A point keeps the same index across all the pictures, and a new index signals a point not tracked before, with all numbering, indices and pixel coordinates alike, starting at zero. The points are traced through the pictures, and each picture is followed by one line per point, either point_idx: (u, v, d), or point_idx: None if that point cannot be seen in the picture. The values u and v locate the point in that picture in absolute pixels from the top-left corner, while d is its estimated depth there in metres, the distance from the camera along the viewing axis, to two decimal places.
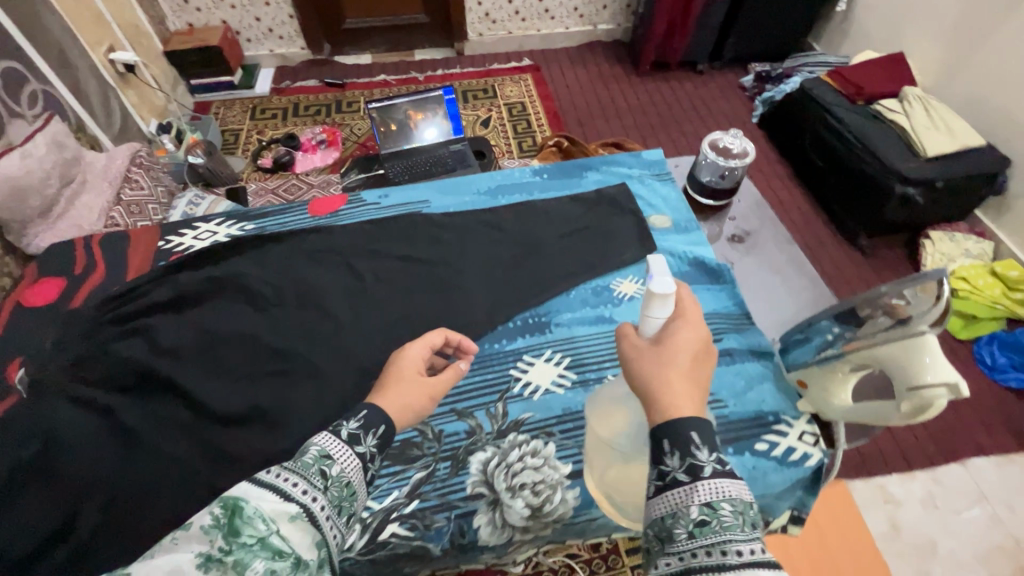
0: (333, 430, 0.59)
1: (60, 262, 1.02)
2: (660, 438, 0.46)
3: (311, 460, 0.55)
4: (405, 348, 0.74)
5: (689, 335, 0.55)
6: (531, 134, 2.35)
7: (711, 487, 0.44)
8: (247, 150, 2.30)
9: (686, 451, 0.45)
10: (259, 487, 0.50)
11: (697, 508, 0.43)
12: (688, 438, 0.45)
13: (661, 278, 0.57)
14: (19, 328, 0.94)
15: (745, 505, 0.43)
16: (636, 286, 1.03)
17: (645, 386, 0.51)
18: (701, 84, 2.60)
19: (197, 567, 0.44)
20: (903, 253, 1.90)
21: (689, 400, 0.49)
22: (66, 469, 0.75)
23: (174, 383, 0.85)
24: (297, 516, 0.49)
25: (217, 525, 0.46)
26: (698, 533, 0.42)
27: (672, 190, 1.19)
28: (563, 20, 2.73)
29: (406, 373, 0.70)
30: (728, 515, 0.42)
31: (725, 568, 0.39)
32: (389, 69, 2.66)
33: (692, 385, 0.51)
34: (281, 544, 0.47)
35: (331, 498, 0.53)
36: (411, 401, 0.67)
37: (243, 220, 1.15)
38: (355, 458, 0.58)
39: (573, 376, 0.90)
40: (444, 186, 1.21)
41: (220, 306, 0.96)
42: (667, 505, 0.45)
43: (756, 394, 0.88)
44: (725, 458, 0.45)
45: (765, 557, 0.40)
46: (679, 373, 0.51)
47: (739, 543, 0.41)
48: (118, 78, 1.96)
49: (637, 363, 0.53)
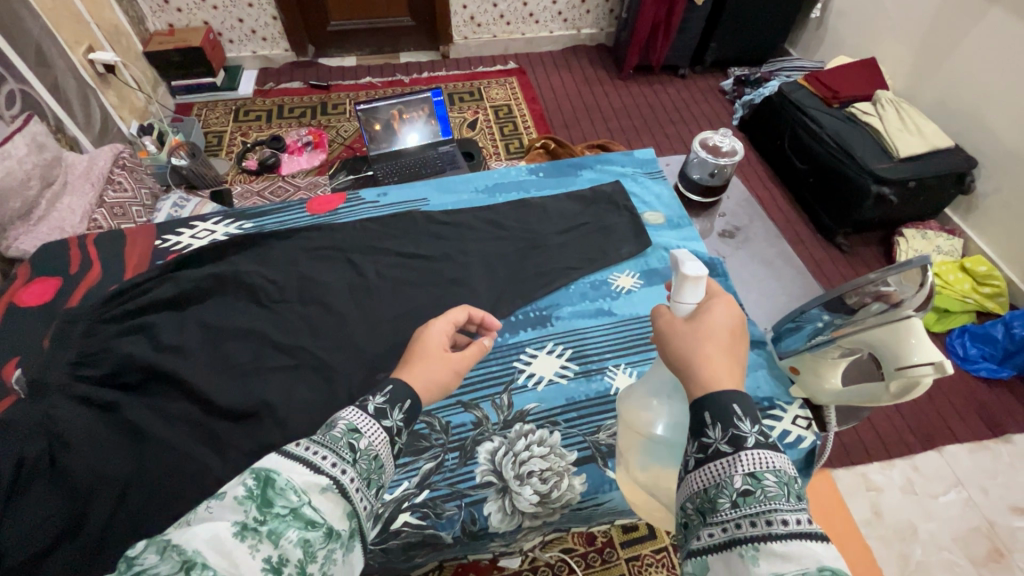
0: (360, 405, 0.57)
1: (54, 262, 1.01)
2: (701, 411, 0.49)
3: (339, 434, 0.53)
4: (428, 325, 0.73)
5: (725, 312, 0.57)
6: (518, 136, 2.38)
7: (754, 457, 0.46)
8: (230, 152, 2.28)
9: (728, 423, 0.48)
10: (292, 459, 0.49)
11: (741, 478, 0.45)
12: (731, 411, 0.48)
13: (694, 262, 0.58)
14: (13, 328, 0.93)
15: (789, 478, 0.45)
16: (633, 280, 1.06)
17: (683, 361, 0.54)
18: (683, 87, 2.66)
19: (234, 535, 0.42)
20: (880, 249, 1.98)
21: (728, 373, 0.52)
22: (74, 467, 0.74)
23: (180, 379, 0.85)
24: (328, 488, 0.48)
25: (251, 496, 0.45)
26: (743, 502, 0.44)
27: (664, 187, 1.22)
28: (547, 24, 2.76)
29: (429, 345, 0.70)
30: (772, 485, 0.44)
31: (772, 536, 0.41)
32: (375, 72, 2.67)
33: (729, 358, 0.54)
34: (313, 515, 0.46)
35: (360, 471, 0.52)
36: (435, 376, 0.66)
37: (240, 219, 1.15)
38: (382, 432, 0.56)
39: (576, 367, 0.92)
40: (442, 184, 1.22)
41: (223, 304, 0.97)
42: (709, 477, 0.47)
43: (751, 380, 0.92)
44: (766, 432, 0.48)
45: (812, 527, 0.42)
46: (720, 348, 0.54)
47: (785, 512, 0.43)
48: (98, 78, 1.92)
49: (674, 341, 0.56)
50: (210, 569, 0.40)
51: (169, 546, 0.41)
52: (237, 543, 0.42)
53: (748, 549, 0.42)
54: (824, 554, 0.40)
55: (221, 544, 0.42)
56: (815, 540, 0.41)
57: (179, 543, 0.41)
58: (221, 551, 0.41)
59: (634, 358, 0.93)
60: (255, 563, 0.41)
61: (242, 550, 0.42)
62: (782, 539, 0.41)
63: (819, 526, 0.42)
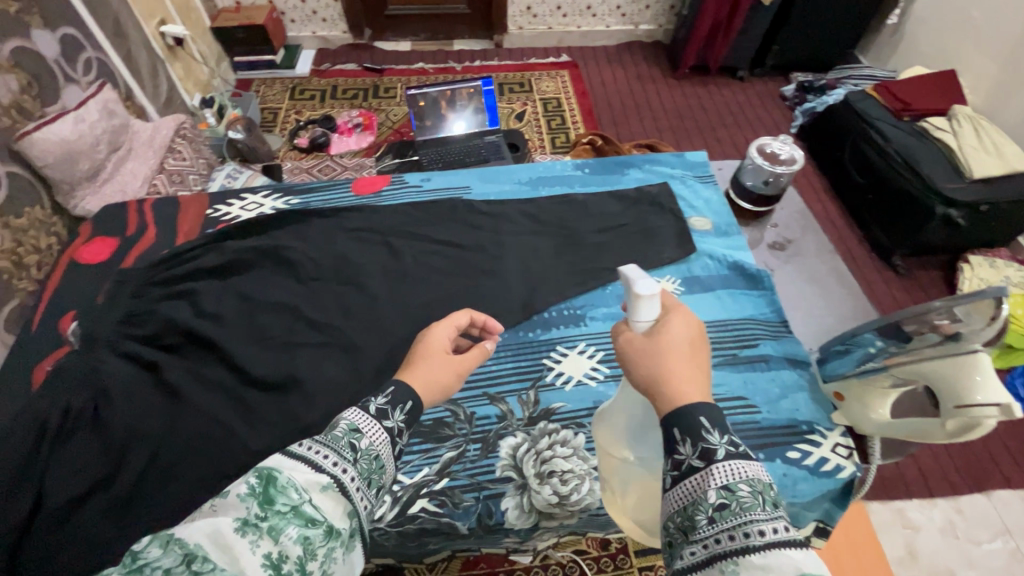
0: (361, 405, 0.57)
1: (115, 223, 1.07)
2: (672, 426, 0.47)
3: (340, 434, 0.53)
4: (433, 327, 0.74)
5: (682, 324, 0.56)
6: (565, 130, 2.34)
7: (727, 469, 0.44)
8: (284, 129, 2.34)
9: (697, 436, 0.46)
10: (294, 458, 0.49)
11: (715, 492, 0.44)
12: (699, 422, 0.47)
13: (645, 280, 0.55)
14: (74, 284, 0.98)
15: (763, 485, 0.44)
16: (673, 286, 1.02)
17: (648, 379, 0.52)
18: (742, 91, 2.56)
19: (235, 530, 0.42)
20: (939, 275, 1.86)
21: (696, 385, 0.50)
22: (118, 421, 0.79)
23: (219, 346, 0.87)
24: (328, 487, 0.48)
25: (253, 493, 0.44)
26: (720, 517, 0.42)
27: (714, 193, 1.17)
28: (604, 18, 2.71)
29: (433, 351, 0.69)
30: (747, 496, 0.43)
31: (750, 550, 0.40)
32: (428, 58, 2.68)
33: (695, 370, 0.52)
34: (314, 513, 0.45)
35: (361, 471, 0.52)
36: (439, 377, 0.67)
37: (288, 194, 1.16)
38: (384, 433, 0.56)
39: (606, 370, 0.90)
40: (487, 174, 1.21)
41: (264, 276, 0.99)
42: (686, 494, 0.45)
43: (790, 402, 0.86)
44: (738, 441, 0.46)
45: (790, 534, 0.40)
46: (682, 360, 0.52)
47: (761, 522, 0.41)
48: (168, 51, 2.00)
49: (636, 362, 0.54)
50: (212, 563, 0.40)
51: (172, 540, 0.41)
52: (238, 538, 0.41)
53: (729, 564, 0.40)
54: (804, 561, 0.39)
55: (221, 538, 0.41)
56: (796, 547, 0.39)
57: (182, 536, 0.41)
58: (222, 547, 0.41)
59: None
60: (255, 559, 0.40)
61: (243, 545, 0.41)
62: (760, 551, 0.39)
63: (797, 532, 0.40)
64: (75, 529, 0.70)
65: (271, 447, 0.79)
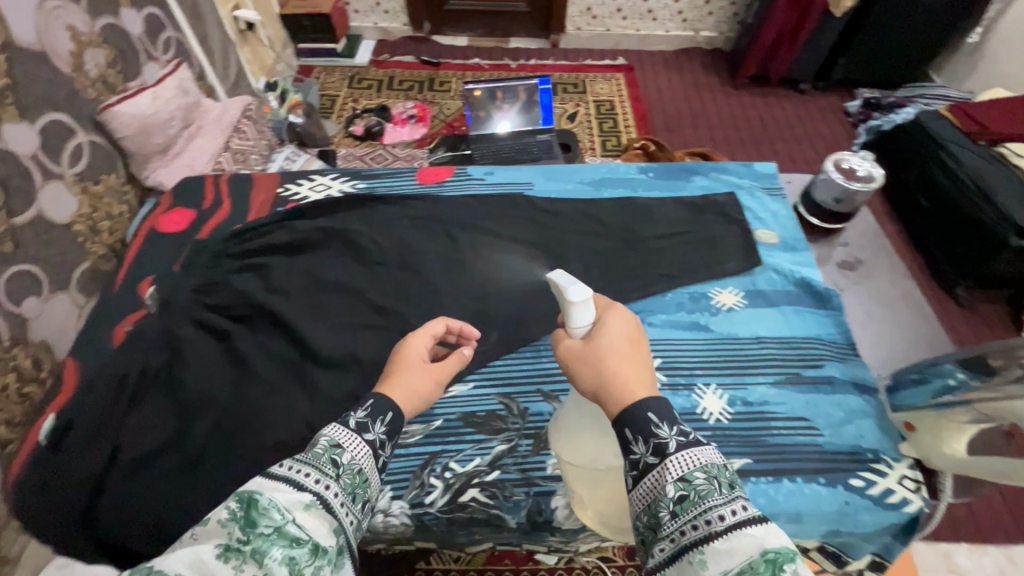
0: (341, 420, 0.56)
1: (193, 196, 1.12)
2: (623, 428, 0.50)
3: (321, 451, 0.52)
4: (408, 339, 0.71)
5: (618, 323, 0.59)
6: (616, 133, 2.32)
7: (681, 459, 0.47)
8: (340, 116, 2.40)
9: (648, 433, 0.49)
10: (274, 479, 0.48)
11: (673, 485, 0.46)
12: (648, 420, 0.49)
13: (576, 286, 0.60)
14: (152, 250, 1.03)
15: (717, 469, 0.47)
16: (736, 298, 0.99)
17: (596, 383, 0.55)
18: (802, 104, 2.47)
19: (217, 557, 0.42)
20: (1006, 311, 1.75)
21: (640, 379, 0.54)
22: (188, 384, 0.83)
23: (285, 321, 0.90)
24: (311, 505, 0.48)
25: (234, 518, 0.44)
26: (681, 509, 0.45)
27: (782, 206, 1.13)
28: (665, 23, 2.67)
29: (411, 362, 0.67)
30: (702, 482, 0.46)
31: (712, 536, 0.42)
32: (484, 54, 2.69)
33: (637, 367, 0.55)
34: (298, 533, 0.45)
35: (344, 486, 0.51)
36: (417, 388, 0.64)
37: (354, 178, 1.19)
38: (365, 446, 0.55)
39: (663, 378, 0.88)
40: (549, 171, 1.21)
41: (328, 256, 1.01)
42: (648, 491, 0.48)
43: (855, 428, 0.83)
44: (687, 431, 0.49)
45: (747, 514, 0.43)
46: (623, 361, 0.55)
47: (720, 507, 0.44)
48: (239, 34, 2.08)
49: (579, 367, 0.57)
50: None
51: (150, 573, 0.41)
52: (220, 564, 0.42)
53: (696, 554, 0.42)
54: (765, 537, 0.41)
55: (204, 566, 0.42)
56: (753, 526, 0.42)
57: (162, 567, 0.41)
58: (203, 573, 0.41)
59: (727, 381, 0.88)
60: None
61: (226, 571, 0.42)
62: (723, 535, 0.42)
63: (752, 510, 0.43)
64: (145, 483, 0.75)
65: (328, 423, 0.81)
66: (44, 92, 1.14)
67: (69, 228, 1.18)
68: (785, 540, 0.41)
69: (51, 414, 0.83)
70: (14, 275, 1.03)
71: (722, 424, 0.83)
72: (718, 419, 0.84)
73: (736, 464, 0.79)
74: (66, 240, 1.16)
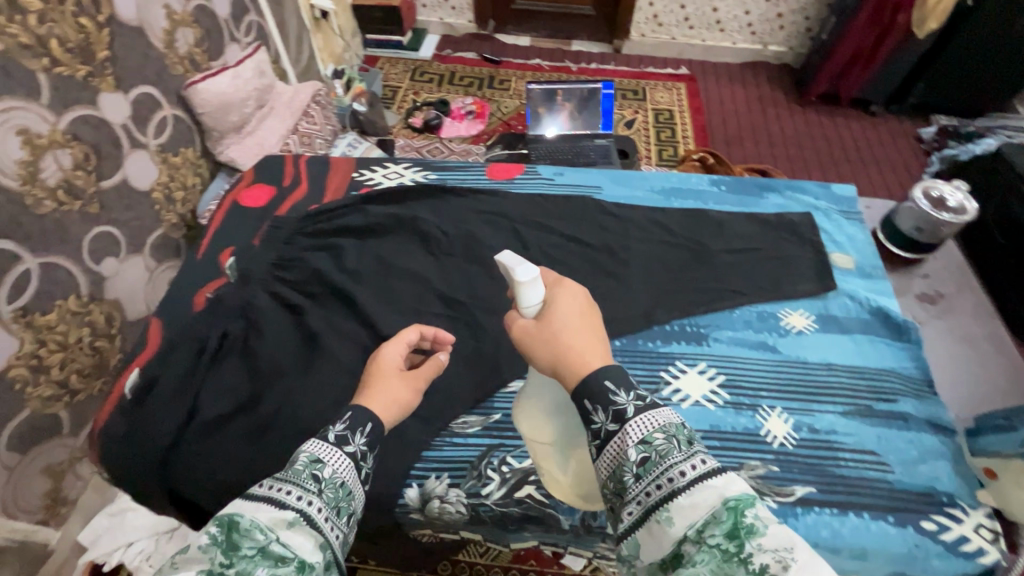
0: (320, 435, 0.57)
1: (274, 174, 1.16)
2: (583, 401, 0.54)
3: (301, 467, 0.53)
4: (382, 348, 0.72)
5: (568, 298, 0.63)
6: (673, 143, 2.28)
7: (639, 424, 0.51)
8: (401, 107, 2.45)
9: (606, 403, 0.53)
10: (255, 501, 0.49)
11: (635, 449, 0.50)
12: (606, 390, 0.53)
13: (525, 265, 0.61)
14: (234, 221, 1.08)
15: (675, 429, 0.51)
16: (806, 320, 0.96)
17: (551, 358, 0.58)
18: (872, 126, 2.37)
19: None
20: None
21: (592, 351, 0.57)
22: (263, 352, 0.86)
23: (356, 301, 0.93)
24: (295, 522, 0.48)
25: (215, 543, 0.44)
26: (644, 472, 0.49)
27: (860, 231, 1.09)
28: (733, 34, 2.61)
29: (385, 371, 0.68)
30: (662, 443, 0.49)
31: (675, 493, 0.46)
32: (546, 55, 2.69)
33: (591, 339, 0.59)
34: (283, 551, 0.45)
35: (328, 500, 0.52)
36: (395, 396, 0.66)
37: (427, 169, 1.21)
38: (346, 459, 0.56)
39: (726, 396, 0.86)
40: (619, 177, 1.20)
41: (399, 242, 1.03)
42: (612, 458, 0.51)
43: (929, 468, 0.79)
44: (643, 396, 0.53)
45: (704, 468, 0.47)
46: (576, 336, 0.59)
47: (680, 465, 0.48)
48: (314, 21, 2.15)
49: (532, 345, 0.60)
50: None
51: None
52: None
53: (663, 513, 0.46)
54: (724, 487, 0.45)
55: None
56: (713, 477, 0.46)
57: None
58: None
59: (794, 406, 0.85)
60: None
61: None
62: (685, 491, 0.46)
63: (708, 466, 0.47)
64: (218, 443, 0.79)
65: None
66: (139, 65, 1.19)
67: (148, 195, 1.24)
68: (743, 486, 0.45)
69: (135, 368, 0.88)
70: (98, 235, 1.09)
71: (786, 449, 0.81)
72: (782, 443, 0.81)
73: (799, 492, 0.76)
74: (144, 206, 1.22)
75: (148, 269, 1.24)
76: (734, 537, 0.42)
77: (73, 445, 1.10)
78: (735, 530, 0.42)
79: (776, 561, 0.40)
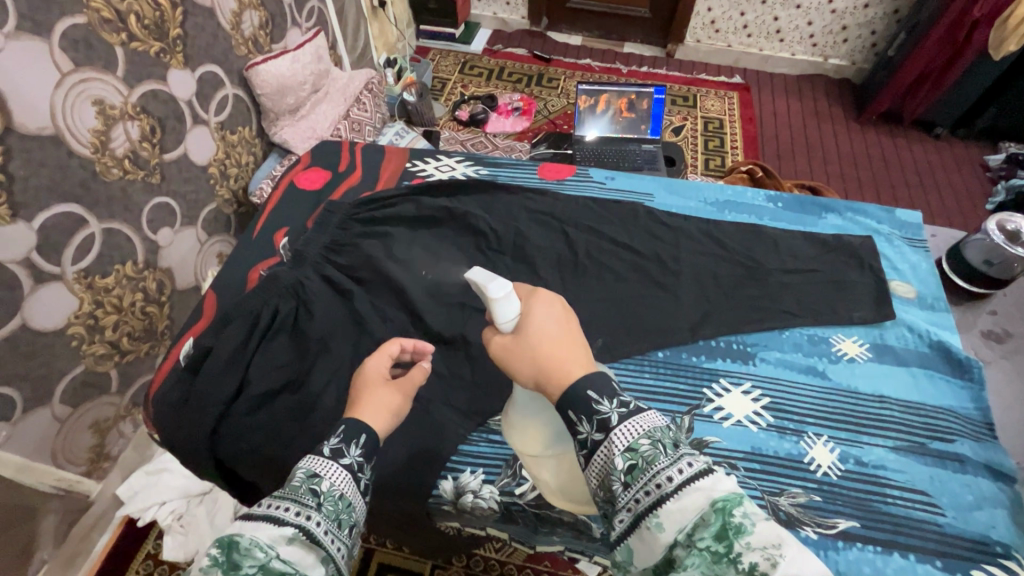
0: (314, 451, 0.58)
1: (331, 160, 1.19)
2: (567, 411, 0.53)
3: (298, 483, 0.54)
4: (365, 360, 0.71)
5: (542, 308, 0.62)
6: (722, 154, 2.23)
7: (624, 431, 0.51)
8: (448, 99, 2.46)
9: (590, 413, 0.52)
10: (254, 521, 0.49)
11: (621, 457, 0.50)
12: (588, 398, 0.53)
13: (497, 281, 0.61)
14: (289, 202, 1.11)
15: (657, 432, 0.51)
16: (859, 348, 0.93)
17: (534, 370, 0.58)
18: (935, 150, 2.26)
19: None
20: None
21: (573, 359, 0.57)
22: (313, 332, 0.88)
23: (404, 291, 0.94)
24: (294, 538, 0.49)
25: (215, 564, 0.44)
26: (631, 480, 0.49)
27: (924, 260, 1.05)
28: (792, 45, 2.53)
29: (372, 385, 0.68)
30: (647, 448, 0.49)
31: (663, 496, 0.47)
32: (596, 55, 2.67)
33: (569, 345, 0.58)
34: (283, 567, 0.46)
35: (327, 514, 0.52)
36: (386, 404, 0.67)
37: (479, 164, 1.22)
38: (343, 472, 0.57)
39: (769, 419, 0.84)
40: (672, 186, 1.18)
41: (450, 236, 1.05)
42: (599, 465, 0.52)
43: (985, 515, 0.76)
44: (626, 402, 0.52)
45: (691, 469, 0.48)
46: (556, 343, 0.58)
47: (666, 469, 0.48)
48: (371, 10, 2.17)
49: (512, 363, 0.59)
50: None
51: None
52: None
53: (652, 519, 0.47)
54: (711, 487, 0.46)
55: None
56: (698, 478, 0.47)
57: None
58: None
59: (841, 435, 0.82)
60: None
61: None
62: (672, 496, 0.46)
63: (695, 467, 0.48)
64: (265, 418, 0.81)
65: (435, 394, 0.85)
66: (207, 45, 1.23)
67: (205, 170, 1.28)
68: (731, 487, 0.46)
69: (190, 338, 0.92)
70: (156, 206, 1.14)
71: (830, 479, 0.78)
72: (826, 472, 0.79)
73: (842, 525, 0.74)
74: (200, 181, 1.27)
75: (197, 242, 1.28)
76: (723, 538, 0.43)
77: (119, 403, 1.15)
78: (722, 531, 0.43)
79: (765, 559, 0.41)
